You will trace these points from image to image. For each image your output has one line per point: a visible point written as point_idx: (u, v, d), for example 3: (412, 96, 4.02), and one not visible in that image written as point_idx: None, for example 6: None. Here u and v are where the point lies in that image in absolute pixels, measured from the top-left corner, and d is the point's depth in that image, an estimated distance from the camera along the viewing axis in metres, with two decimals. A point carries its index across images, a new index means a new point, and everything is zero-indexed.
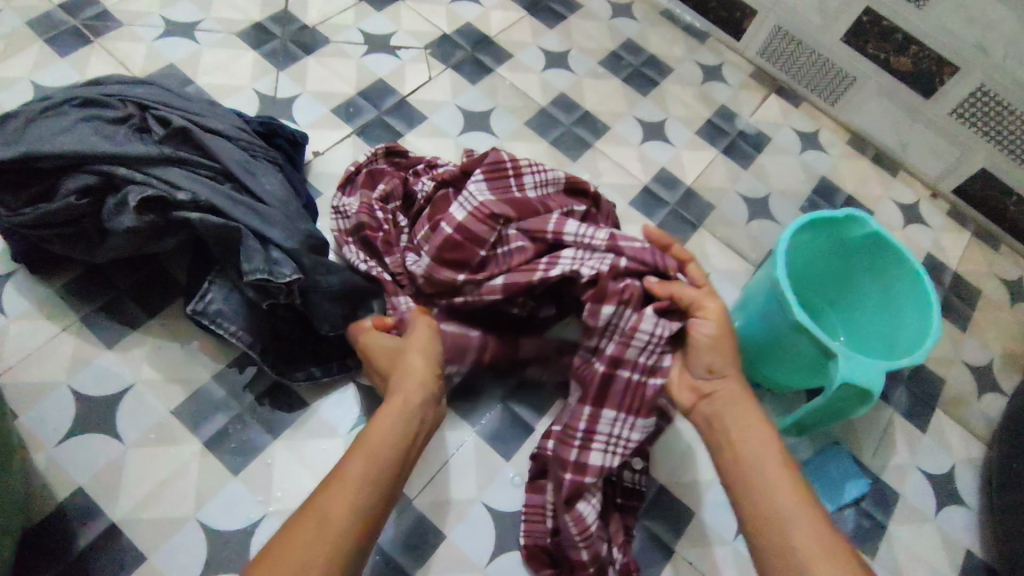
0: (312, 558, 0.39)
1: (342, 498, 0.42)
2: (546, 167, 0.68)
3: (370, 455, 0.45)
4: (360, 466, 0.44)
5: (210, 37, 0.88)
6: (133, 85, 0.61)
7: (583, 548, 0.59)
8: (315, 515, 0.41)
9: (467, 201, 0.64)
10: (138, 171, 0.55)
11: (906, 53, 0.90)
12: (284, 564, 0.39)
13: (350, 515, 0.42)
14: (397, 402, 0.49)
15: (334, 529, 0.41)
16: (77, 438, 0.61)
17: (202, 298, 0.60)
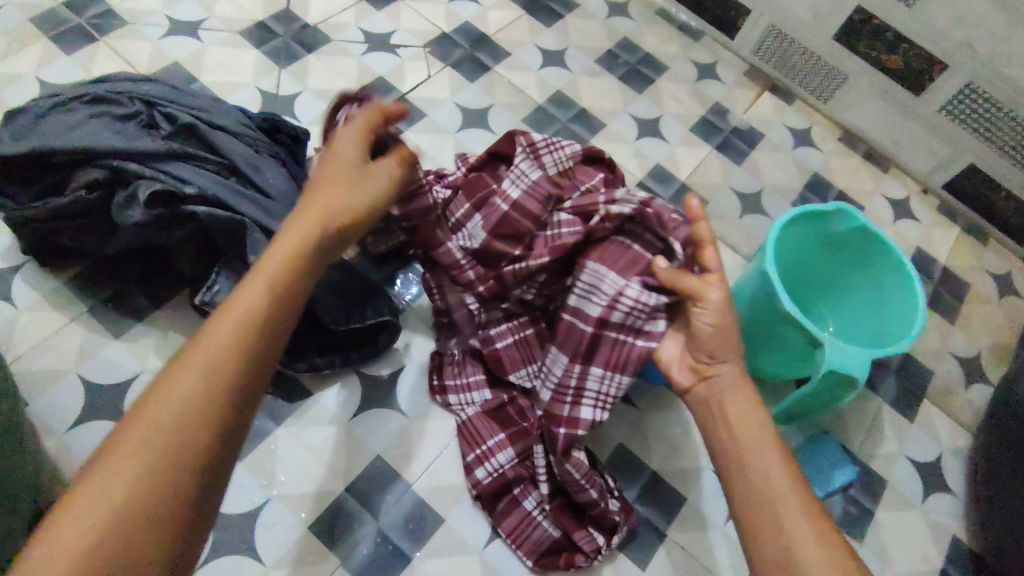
0: (198, 385, 0.40)
1: (233, 325, 0.42)
2: (562, 143, 0.70)
3: (265, 282, 0.45)
4: (257, 300, 0.44)
5: (214, 35, 0.90)
6: (139, 82, 0.63)
7: (588, 487, 0.62)
8: (204, 347, 0.41)
9: (520, 179, 0.68)
10: (147, 166, 0.57)
11: (897, 51, 0.91)
12: (173, 388, 0.40)
13: (240, 341, 0.42)
14: (305, 220, 0.49)
15: (222, 365, 0.41)
16: (87, 425, 0.63)
17: (210, 289, 0.61)
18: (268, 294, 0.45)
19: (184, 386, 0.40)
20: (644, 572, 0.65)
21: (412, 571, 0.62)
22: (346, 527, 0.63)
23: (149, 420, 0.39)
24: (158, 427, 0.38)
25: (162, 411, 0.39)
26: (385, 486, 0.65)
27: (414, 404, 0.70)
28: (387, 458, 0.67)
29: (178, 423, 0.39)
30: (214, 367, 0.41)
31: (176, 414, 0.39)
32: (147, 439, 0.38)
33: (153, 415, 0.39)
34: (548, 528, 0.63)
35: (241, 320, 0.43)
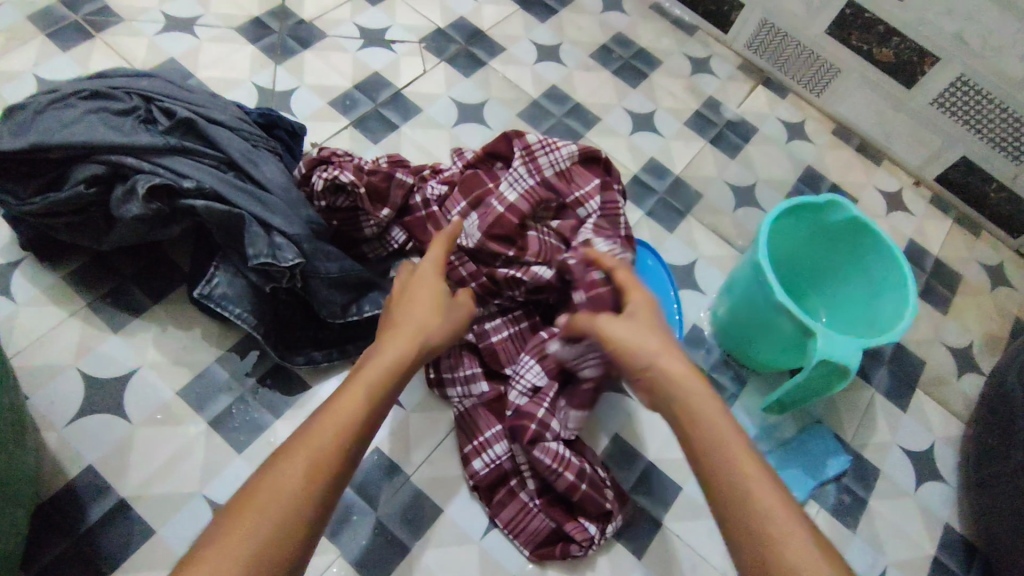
0: (303, 493, 0.40)
1: (337, 428, 0.43)
2: (559, 143, 0.71)
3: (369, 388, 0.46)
4: (360, 409, 0.44)
5: (210, 32, 0.90)
6: (137, 77, 0.63)
7: (561, 474, 0.62)
8: (308, 448, 0.41)
9: (518, 182, 0.69)
10: (145, 161, 0.57)
11: (889, 44, 0.92)
12: (278, 488, 0.39)
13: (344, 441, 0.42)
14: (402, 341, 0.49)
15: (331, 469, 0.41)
16: (87, 419, 0.64)
17: (209, 282, 0.61)
18: (368, 405, 0.45)
19: (290, 491, 0.39)
20: (640, 561, 0.66)
21: (410, 562, 0.63)
22: (345, 519, 0.63)
23: (251, 519, 0.38)
24: (264, 524, 0.38)
25: (267, 506, 0.38)
26: (383, 477, 0.66)
27: (411, 396, 0.70)
28: (385, 450, 0.67)
29: (285, 524, 0.38)
30: (318, 474, 0.40)
31: (281, 513, 0.38)
32: (248, 537, 0.37)
33: (257, 513, 0.38)
34: (543, 519, 0.64)
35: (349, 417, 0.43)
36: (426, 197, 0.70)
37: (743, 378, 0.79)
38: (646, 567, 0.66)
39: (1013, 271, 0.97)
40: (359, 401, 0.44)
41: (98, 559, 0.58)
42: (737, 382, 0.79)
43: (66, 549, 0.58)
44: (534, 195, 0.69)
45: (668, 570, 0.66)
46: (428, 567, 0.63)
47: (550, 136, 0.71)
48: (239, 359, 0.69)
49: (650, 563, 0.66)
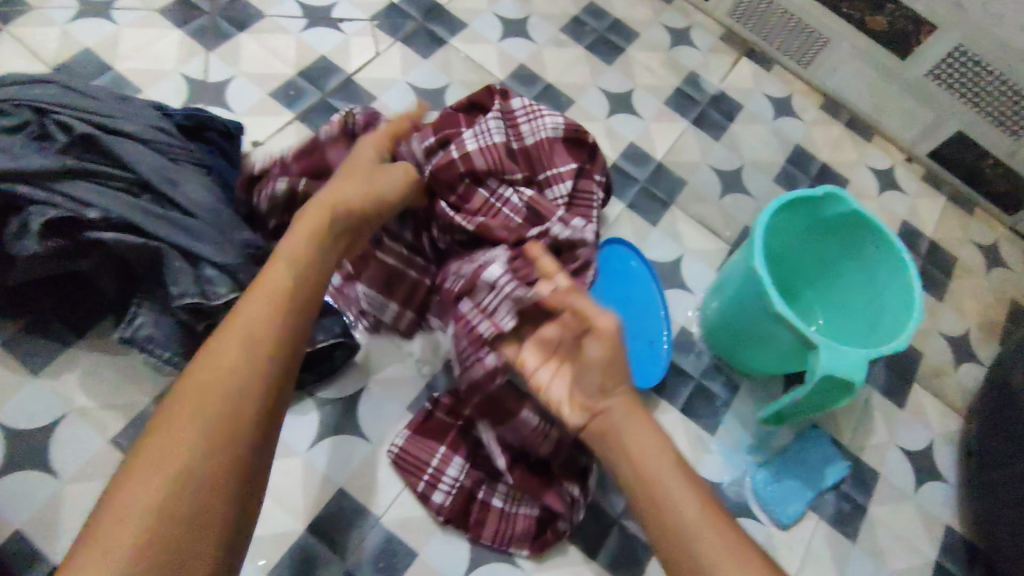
0: (230, 379, 0.38)
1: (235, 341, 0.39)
2: (543, 112, 0.70)
3: (268, 298, 0.42)
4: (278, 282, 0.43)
5: (129, 15, 0.79)
6: (26, 79, 0.52)
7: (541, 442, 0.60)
8: (212, 371, 0.38)
9: (484, 134, 0.66)
10: (37, 187, 0.47)
11: (882, 12, 0.85)
12: (200, 374, 0.37)
13: (243, 360, 0.39)
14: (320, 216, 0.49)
15: (234, 399, 0.37)
16: (9, 480, 0.56)
17: (130, 323, 0.52)
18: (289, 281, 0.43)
19: (213, 379, 0.37)
20: None
21: None
22: (309, 573, 0.58)
23: (157, 451, 0.35)
24: (197, 418, 0.36)
25: (174, 443, 0.35)
26: (350, 522, 0.60)
27: (376, 428, 0.64)
28: (351, 492, 0.61)
29: (214, 416, 0.36)
30: (246, 365, 0.39)
31: (193, 438, 0.36)
32: (153, 476, 0.34)
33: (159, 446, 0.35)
34: (525, 512, 0.61)
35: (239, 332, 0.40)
36: None
37: (736, 383, 0.74)
38: None
39: (1008, 249, 0.93)
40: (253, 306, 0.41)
41: None
42: (729, 388, 0.74)
43: None
44: (497, 150, 0.66)
45: None
46: None
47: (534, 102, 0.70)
48: None
49: None
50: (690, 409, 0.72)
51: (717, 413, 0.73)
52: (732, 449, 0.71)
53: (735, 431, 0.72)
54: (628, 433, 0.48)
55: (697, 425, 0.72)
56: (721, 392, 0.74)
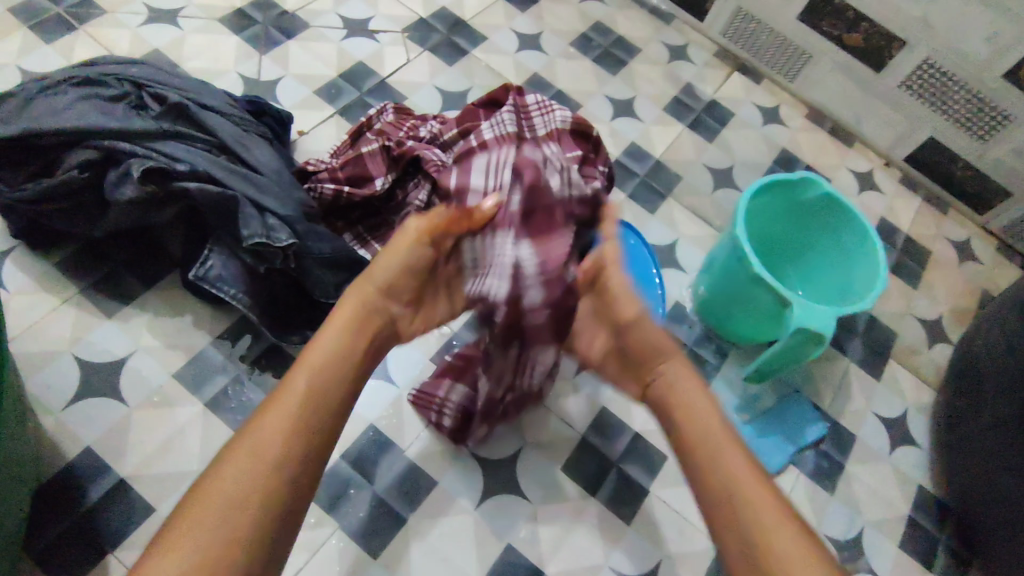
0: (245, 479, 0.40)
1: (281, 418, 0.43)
2: (553, 107, 0.79)
3: (314, 373, 0.45)
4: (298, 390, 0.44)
5: (193, 23, 0.91)
6: (127, 65, 0.65)
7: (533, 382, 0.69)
8: (263, 434, 0.42)
9: (499, 125, 0.75)
10: (138, 145, 0.59)
11: (857, 30, 0.95)
12: (218, 477, 0.40)
13: (286, 441, 0.42)
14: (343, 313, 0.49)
15: (245, 472, 0.40)
16: (84, 403, 0.65)
17: (203, 264, 0.63)
18: (310, 383, 0.45)
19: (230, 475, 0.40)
20: (629, 526, 0.69)
21: (407, 533, 0.65)
22: (342, 493, 0.65)
23: (197, 515, 0.38)
24: (214, 506, 0.39)
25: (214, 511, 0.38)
26: (379, 452, 0.68)
27: (403, 373, 0.72)
28: (380, 426, 0.69)
29: (235, 506, 0.39)
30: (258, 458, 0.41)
31: (230, 511, 0.39)
32: (195, 538, 0.37)
33: (204, 503, 0.39)
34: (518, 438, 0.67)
35: (287, 407, 0.43)
36: (429, 131, 0.79)
37: (725, 351, 0.82)
38: (636, 531, 0.69)
39: (980, 246, 1.01)
40: (299, 383, 0.45)
41: (100, 538, 0.60)
42: (718, 355, 0.82)
43: (67, 528, 0.59)
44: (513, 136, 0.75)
45: (657, 534, 0.69)
46: (425, 536, 0.65)
47: (547, 99, 0.80)
48: (232, 345, 0.70)
49: (640, 526, 0.69)
50: None
51: (708, 376, 0.80)
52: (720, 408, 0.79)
53: (724, 393, 0.80)
54: (675, 386, 0.53)
55: None
56: (710, 358, 0.82)
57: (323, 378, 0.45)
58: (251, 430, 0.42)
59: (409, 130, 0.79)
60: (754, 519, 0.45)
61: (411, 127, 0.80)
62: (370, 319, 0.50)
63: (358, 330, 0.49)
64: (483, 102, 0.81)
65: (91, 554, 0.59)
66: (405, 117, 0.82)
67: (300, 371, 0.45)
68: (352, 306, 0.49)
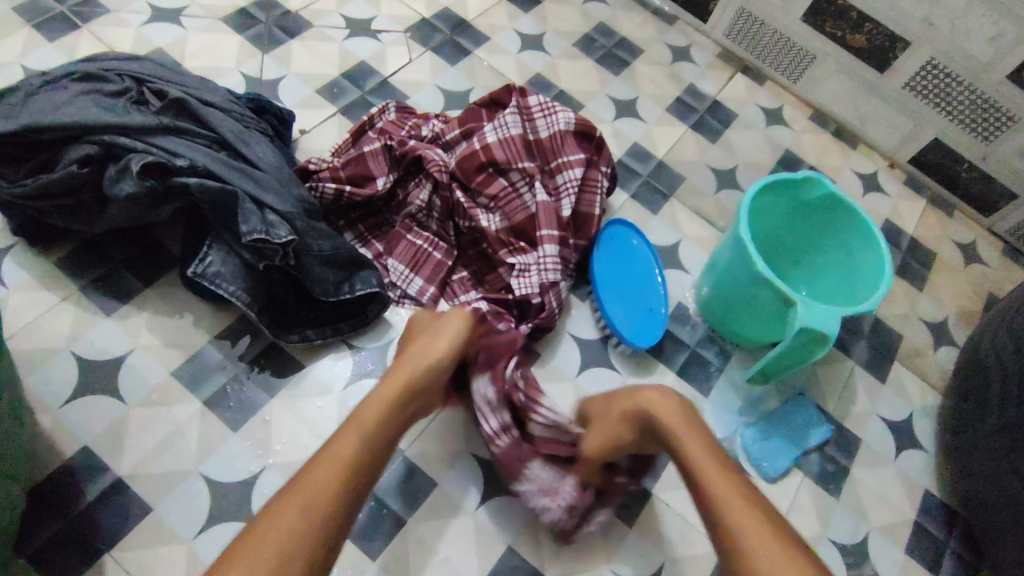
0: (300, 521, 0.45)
1: (333, 470, 0.48)
2: (557, 108, 0.78)
3: (362, 435, 0.51)
4: (352, 448, 0.50)
5: (196, 22, 0.91)
6: (128, 61, 0.65)
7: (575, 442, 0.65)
8: (313, 480, 0.47)
9: (501, 128, 0.76)
10: (138, 140, 0.59)
11: (861, 30, 0.95)
12: (275, 521, 0.44)
13: (335, 486, 0.47)
14: (387, 387, 0.55)
15: (302, 515, 0.45)
16: (81, 401, 0.64)
17: (202, 261, 0.63)
18: (362, 443, 0.51)
19: (287, 518, 0.44)
20: (630, 530, 0.68)
21: (406, 535, 0.64)
22: None
23: (253, 553, 0.42)
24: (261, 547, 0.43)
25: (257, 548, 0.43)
26: None
27: None
28: None
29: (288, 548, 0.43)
30: (319, 507, 0.46)
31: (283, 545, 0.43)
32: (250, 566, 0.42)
33: (261, 537, 0.43)
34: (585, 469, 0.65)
35: (334, 466, 0.48)
36: (430, 130, 0.79)
37: (728, 353, 0.82)
38: (637, 535, 0.67)
39: (985, 248, 1.00)
40: (352, 441, 0.51)
41: (95, 538, 0.59)
42: (721, 357, 0.81)
43: (63, 527, 0.59)
44: (515, 141, 0.76)
45: (659, 538, 0.68)
46: (424, 538, 0.64)
47: (549, 100, 0.79)
48: (232, 345, 0.69)
49: (641, 529, 0.68)
50: (685, 373, 0.79)
51: (711, 378, 0.80)
52: (724, 411, 0.78)
53: (727, 395, 0.79)
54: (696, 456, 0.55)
55: (692, 388, 0.79)
56: (713, 360, 0.81)
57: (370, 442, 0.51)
58: (299, 480, 0.47)
59: (411, 129, 0.79)
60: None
61: (411, 126, 0.79)
62: (407, 399, 0.56)
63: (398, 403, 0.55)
64: (486, 101, 0.80)
65: (86, 553, 0.58)
66: (407, 117, 0.81)
67: (350, 432, 0.51)
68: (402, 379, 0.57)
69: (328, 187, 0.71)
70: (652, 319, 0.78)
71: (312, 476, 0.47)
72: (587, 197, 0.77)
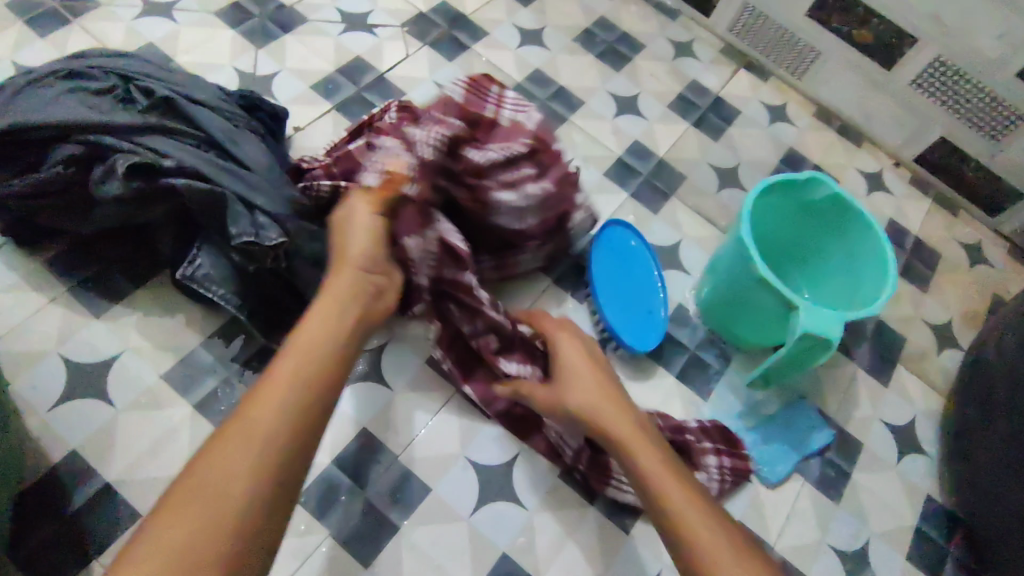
0: (242, 476, 0.36)
1: (277, 403, 0.39)
2: (527, 106, 0.74)
3: (302, 356, 0.42)
4: (291, 370, 0.41)
5: (190, 16, 0.89)
6: (115, 58, 0.63)
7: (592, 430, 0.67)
8: (255, 407, 0.39)
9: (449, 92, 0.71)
10: (125, 140, 0.58)
11: (868, 26, 0.93)
12: (209, 468, 0.36)
13: (281, 429, 0.38)
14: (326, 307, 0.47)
15: (228, 483, 0.36)
16: (70, 405, 0.63)
17: (192, 263, 0.61)
18: (303, 366, 0.42)
19: (220, 474, 0.36)
20: (628, 536, 0.67)
21: (400, 540, 0.63)
22: (334, 499, 0.64)
23: (171, 524, 0.34)
24: (185, 527, 0.34)
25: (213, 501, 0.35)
26: (372, 457, 0.66)
27: (398, 377, 0.70)
28: (374, 430, 0.67)
29: (213, 523, 0.35)
30: (258, 452, 0.37)
31: (219, 497, 0.35)
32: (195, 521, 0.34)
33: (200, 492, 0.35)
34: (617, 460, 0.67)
35: (277, 389, 0.40)
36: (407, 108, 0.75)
37: (728, 356, 0.80)
38: (635, 541, 0.66)
39: (990, 249, 0.99)
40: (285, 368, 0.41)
41: (85, 544, 0.58)
42: (722, 359, 0.80)
43: (52, 532, 0.58)
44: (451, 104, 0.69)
45: (657, 544, 0.67)
46: (418, 544, 0.63)
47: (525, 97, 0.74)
48: (225, 344, 0.68)
49: (638, 536, 0.67)
50: (685, 376, 0.78)
51: (710, 381, 0.79)
52: (723, 414, 0.77)
53: (727, 398, 0.78)
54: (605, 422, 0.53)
55: (691, 390, 0.78)
56: (713, 363, 0.80)
57: (310, 369, 0.42)
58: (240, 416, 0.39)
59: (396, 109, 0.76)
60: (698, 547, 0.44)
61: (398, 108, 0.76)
62: (349, 306, 0.48)
63: (338, 313, 0.47)
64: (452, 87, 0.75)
65: (75, 559, 0.57)
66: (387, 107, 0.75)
67: (287, 354, 0.42)
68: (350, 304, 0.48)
69: (321, 185, 0.65)
70: (651, 322, 0.77)
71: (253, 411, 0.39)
72: (518, 172, 0.68)
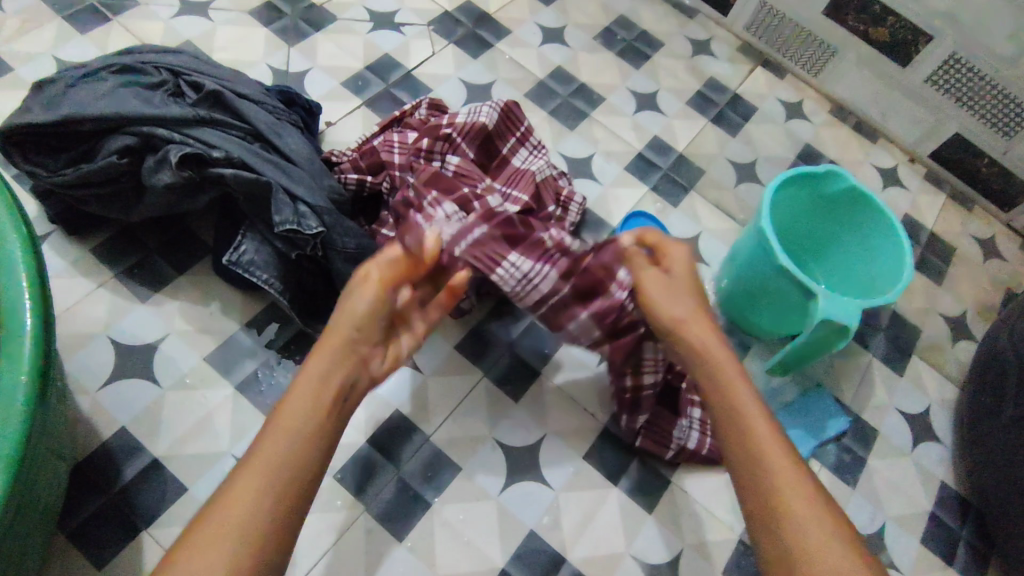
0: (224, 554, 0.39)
1: (253, 483, 0.41)
2: (520, 121, 0.76)
3: (288, 434, 0.43)
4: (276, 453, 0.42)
5: (224, 15, 0.92)
6: (164, 54, 0.67)
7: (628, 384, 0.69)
8: (248, 479, 0.41)
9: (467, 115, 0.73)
10: (175, 132, 0.61)
11: (884, 24, 0.95)
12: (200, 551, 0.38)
13: (261, 515, 0.40)
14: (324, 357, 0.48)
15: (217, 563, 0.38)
16: (118, 385, 0.66)
17: (236, 250, 0.65)
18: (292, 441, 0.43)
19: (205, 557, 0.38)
20: (651, 516, 0.69)
21: (433, 517, 0.66)
22: (369, 477, 0.66)
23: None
24: None
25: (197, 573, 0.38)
26: (404, 437, 0.69)
27: (430, 361, 0.73)
28: (405, 412, 0.70)
29: None
30: (230, 531, 0.39)
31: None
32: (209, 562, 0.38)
33: (201, 554, 0.38)
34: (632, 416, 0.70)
35: (265, 466, 0.42)
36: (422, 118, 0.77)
37: (747, 344, 0.83)
38: (658, 521, 0.69)
39: (1004, 243, 1.01)
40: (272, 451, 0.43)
41: (134, 515, 0.61)
42: (740, 349, 0.82)
43: (103, 505, 0.61)
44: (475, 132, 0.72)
45: (678, 526, 0.69)
46: (450, 520, 0.66)
47: (509, 102, 0.76)
48: (261, 333, 0.71)
49: (660, 517, 0.69)
50: None
51: None
52: None
53: None
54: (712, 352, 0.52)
55: None
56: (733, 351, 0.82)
57: (296, 431, 0.44)
58: (229, 495, 0.41)
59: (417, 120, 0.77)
60: (774, 493, 0.45)
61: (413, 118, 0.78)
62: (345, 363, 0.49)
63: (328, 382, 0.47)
64: (465, 108, 0.75)
65: (125, 530, 0.60)
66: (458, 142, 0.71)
67: (275, 430, 0.44)
68: (320, 363, 0.47)
69: (350, 179, 0.71)
70: None
71: (235, 499, 0.41)
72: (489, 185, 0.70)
